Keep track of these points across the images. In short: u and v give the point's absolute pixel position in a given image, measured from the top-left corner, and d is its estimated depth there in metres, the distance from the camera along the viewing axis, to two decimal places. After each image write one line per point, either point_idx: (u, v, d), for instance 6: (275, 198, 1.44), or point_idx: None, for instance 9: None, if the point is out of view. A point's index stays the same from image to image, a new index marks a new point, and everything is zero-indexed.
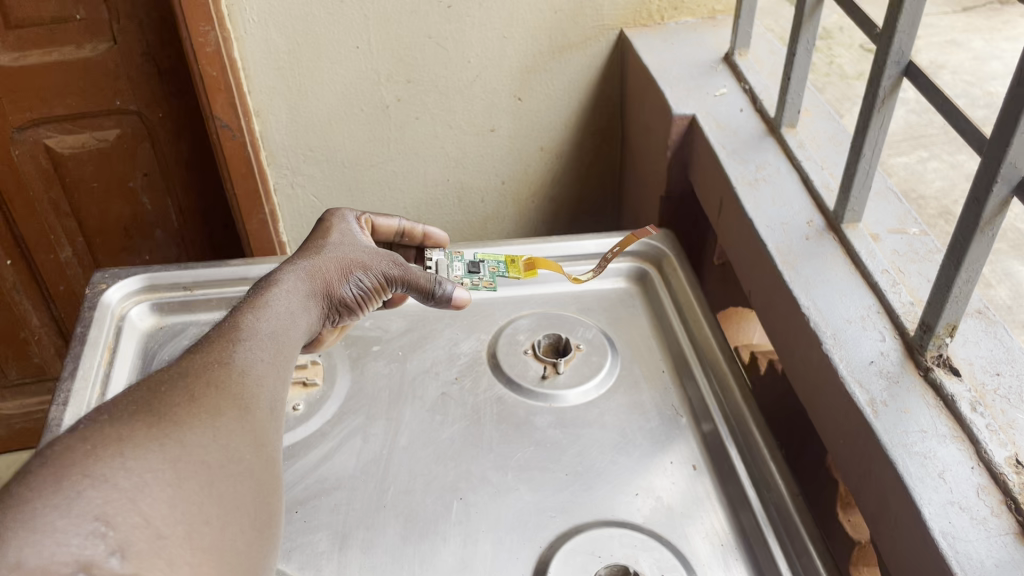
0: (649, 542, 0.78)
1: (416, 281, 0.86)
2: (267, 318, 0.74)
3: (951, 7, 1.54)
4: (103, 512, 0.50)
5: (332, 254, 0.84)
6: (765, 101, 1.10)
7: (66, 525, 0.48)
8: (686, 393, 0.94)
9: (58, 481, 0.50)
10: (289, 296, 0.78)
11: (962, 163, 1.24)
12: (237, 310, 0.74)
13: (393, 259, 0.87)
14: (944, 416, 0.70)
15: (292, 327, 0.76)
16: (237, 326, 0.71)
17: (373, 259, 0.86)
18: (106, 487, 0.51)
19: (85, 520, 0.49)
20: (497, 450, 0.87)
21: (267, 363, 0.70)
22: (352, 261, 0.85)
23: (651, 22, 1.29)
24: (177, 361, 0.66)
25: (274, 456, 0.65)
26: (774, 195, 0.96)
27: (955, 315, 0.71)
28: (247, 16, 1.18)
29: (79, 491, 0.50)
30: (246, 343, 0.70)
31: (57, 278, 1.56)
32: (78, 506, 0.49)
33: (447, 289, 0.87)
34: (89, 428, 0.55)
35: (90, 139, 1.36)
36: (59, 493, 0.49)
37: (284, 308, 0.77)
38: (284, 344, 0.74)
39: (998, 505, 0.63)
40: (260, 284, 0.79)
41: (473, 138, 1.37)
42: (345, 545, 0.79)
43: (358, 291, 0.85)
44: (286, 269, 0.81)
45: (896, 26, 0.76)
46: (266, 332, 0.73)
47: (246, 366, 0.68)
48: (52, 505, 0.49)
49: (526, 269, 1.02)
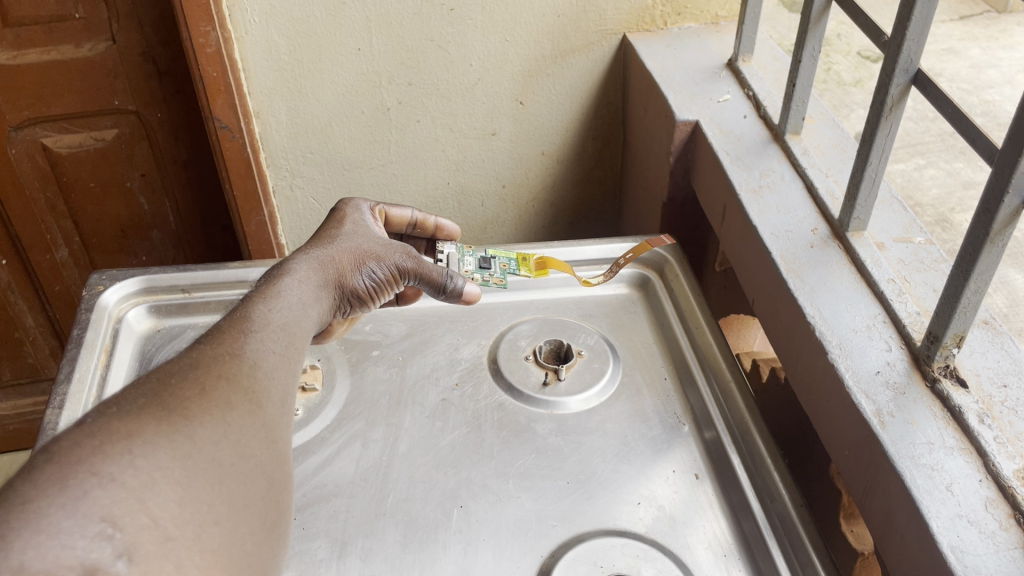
0: (651, 552, 0.77)
1: (428, 275, 0.86)
2: (279, 308, 0.73)
3: (949, 15, 1.54)
4: (111, 514, 0.49)
5: (345, 245, 0.84)
6: (768, 107, 1.10)
7: (72, 527, 0.47)
8: (688, 401, 0.93)
9: (64, 479, 0.49)
10: (301, 285, 0.77)
11: (959, 171, 1.23)
12: (248, 299, 0.73)
13: (406, 250, 0.87)
14: (951, 428, 0.69)
15: (304, 318, 0.75)
16: (248, 316, 0.70)
17: (386, 251, 0.86)
18: (113, 487, 0.50)
19: (92, 521, 0.48)
20: (498, 457, 0.86)
21: (278, 355, 0.69)
22: (365, 252, 0.84)
23: (654, 28, 1.29)
24: (188, 352, 0.65)
25: (285, 452, 0.65)
26: (778, 203, 0.96)
27: (963, 326, 0.70)
28: (248, 17, 1.17)
29: (86, 491, 0.49)
30: (256, 335, 0.69)
31: (52, 279, 1.54)
32: (84, 507, 0.48)
33: (458, 283, 0.87)
34: (97, 421, 0.53)
35: (87, 139, 1.35)
36: (65, 492, 0.48)
37: (297, 299, 0.76)
38: (296, 336, 0.73)
39: (1006, 518, 0.62)
40: (272, 273, 0.78)
41: (474, 141, 1.36)
42: (344, 553, 0.78)
43: (371, 281, 0.84)
44: (299, 259, 0.81)
45: (905, 34, 0.76)
46: (278, 323, 0.72)
47: (257, 360, 0.66)
48: (58, 504, 0.48)
49: (537, 269, 1.03)
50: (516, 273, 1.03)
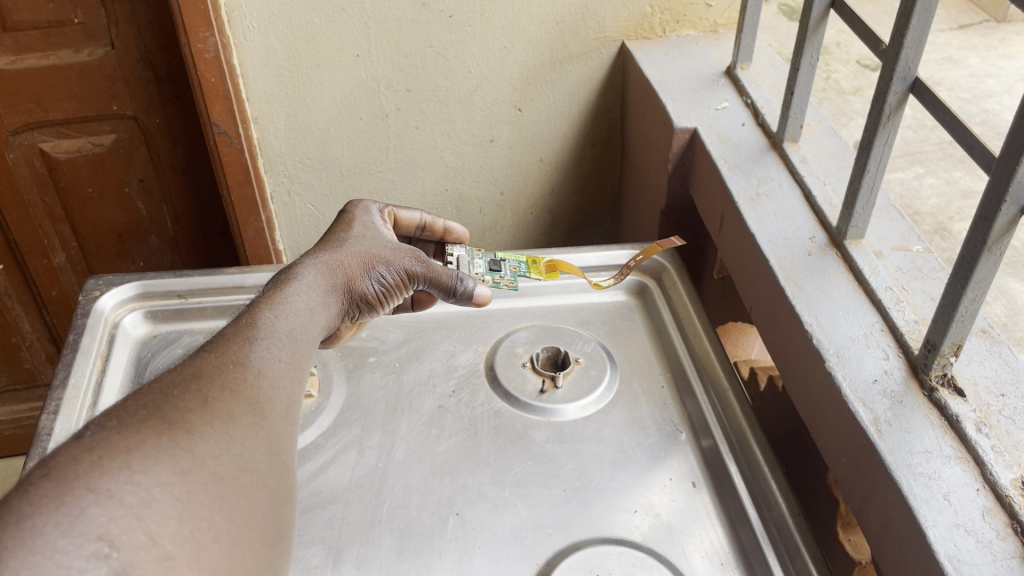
0: (648, 560, 0.77)
1: (438, 278, 0.85)
2: (285, 315, 0.73)
3: (949, 24, 1.54)
4: (107, 532, 0.48)
5: (354, 249, 0.84)
6: (766, 115, 1.10)
7: (67, 546, 0.47)
8: (685, 409, 0.93)
9: (60, 496, 0.49)
10: (308, 291, 0.77)
11: (958, 180, 1.24)
12: (255, 305, 0.73)
13: (416, 255, 0.86)
14: (948, 436, 0.69)
15: (310, 321, 0.75)
16: (253, 323, 0.70)
17: (395, 255, 0.85)
18: (111, 504, 0.49)
19: (88, 540, 0.47)
20: (495, 465, 0.86)
21: (283, 363, 0.69)
22: (374, 256, 0.84)
23: (652, 35, 1.29)
24: (189, 359, 0.65)
25: (288, 464, 0.64)
26: (776, 211, 0.95)
27: (960, 334, 0.70)
28: (247, 23, 1.17)
29: (82, 508, 0.49)
30: (262, 341, 0.68)
31: (50, 284, 1.53)
32: (80, 525, 0.48)
33: (469, 285, 0.86)
34: (96, 436, 0.53)
35: (85, 144, 1.35)
36: (61, 510, 0.48)
37: (303, 303, 0.76)
38: (302, 340, 0.73)
39: (1003, 528, 0.62)
40: (280, 277, 0.78)
41: (473, 148, 1.36)
42: (339, 561, 0.77)
43: (380, 286, 0.84)
44: (306, 263, 0.80)
45: (902, 42, 0.76)
46: (283, 329, 0.71)
47: (260, 368, 0.66)
48: (54, 522, 0.47)
49: (547, 271, 1.03)
50: (526, 276, 1.02)
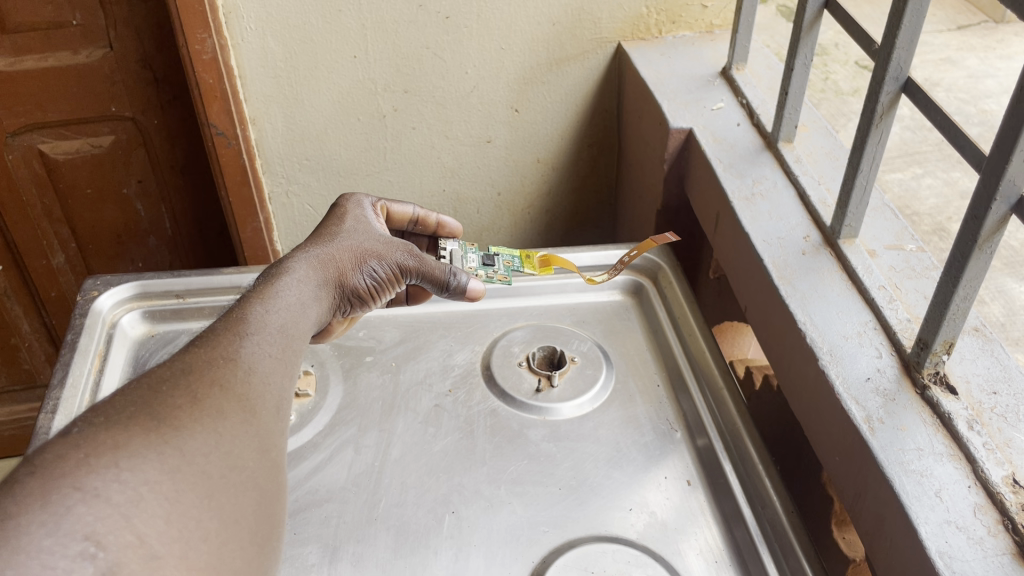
0: (642, 557, 0.77)
1: (431, 272, 0.86)
2: (277, 310, 0.73)
3: (947, 26, 1.55)
4: (94, 532, 0.48)
5: (346, 244, 0.84)
6: (761, 115, 1.10)
7: (52, 546, 0.47)
8: (680, 407, 0.93)
9: (46, 495, 0.49)
10: (301, 286, 0.77)
11: (956, 180, 1.24)
12: (245, 300, 0.73)
13: (408, 248, 0.87)
14: (940, 434, 0.69)
15: (301, 316, 0.76)
16: (246, 319, 0.70)
17: (388, 249, 0.86)
18: (97, 503, 0.50)
19: (74, 540, 0.48)
20: (490, 463, 0.86)
21: (274, 359, 0.69)
22: (367, 250, 0.85)
23: (649, 36, 1.29)
24: (181, 356, 0.65)
25: (278, 463, 0.65)
26: (771, 210, 0.96)
27: (952, 333, 0.70)
28: (244, 24, 1.17)
29: (68, 508, 0.49)
30: (252, 338, 0.69)
31: (49, 285, 1.54)
32: (67, 524, 0.48)
33: (463, 280, 0.86)
34: (83, 433, 0.53)
35: (84, 145, 1.36)
36: (47, 508, 0.48)
37: (295, 298, 0.76)
38: (294, 337, 0.73)
39: (994, 524, 0.62)
40: (272, 272, 0.78)
41: (470, 148, 1.37)
42: (335, 559, 0.77)
43: (373, 280, 0.84)
44: (297, 257, 0.81)
45: (895, 42, 0.76)
46: (275, 325, 0.72)
47: (252, 364, 0.67)
48: (39, 522, 0.47)
49: (541, 266, 1.03)
50: (520, 271, 1.02)
